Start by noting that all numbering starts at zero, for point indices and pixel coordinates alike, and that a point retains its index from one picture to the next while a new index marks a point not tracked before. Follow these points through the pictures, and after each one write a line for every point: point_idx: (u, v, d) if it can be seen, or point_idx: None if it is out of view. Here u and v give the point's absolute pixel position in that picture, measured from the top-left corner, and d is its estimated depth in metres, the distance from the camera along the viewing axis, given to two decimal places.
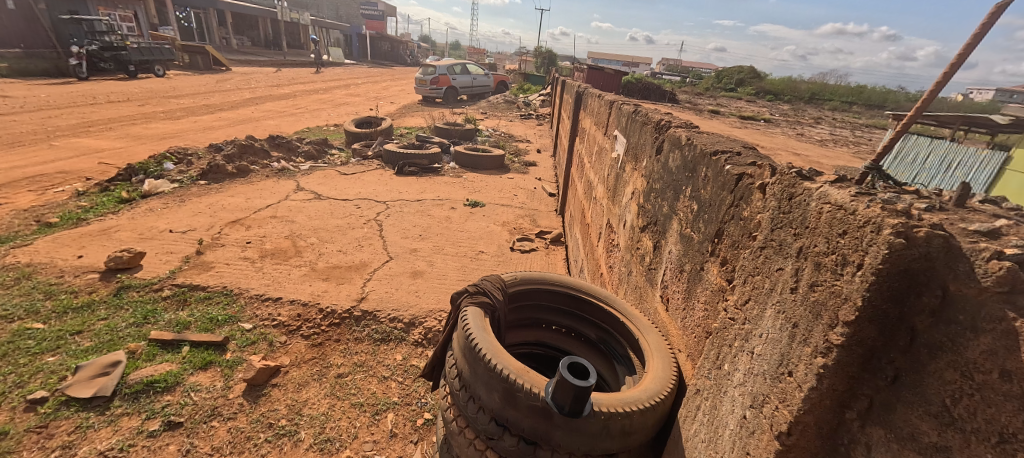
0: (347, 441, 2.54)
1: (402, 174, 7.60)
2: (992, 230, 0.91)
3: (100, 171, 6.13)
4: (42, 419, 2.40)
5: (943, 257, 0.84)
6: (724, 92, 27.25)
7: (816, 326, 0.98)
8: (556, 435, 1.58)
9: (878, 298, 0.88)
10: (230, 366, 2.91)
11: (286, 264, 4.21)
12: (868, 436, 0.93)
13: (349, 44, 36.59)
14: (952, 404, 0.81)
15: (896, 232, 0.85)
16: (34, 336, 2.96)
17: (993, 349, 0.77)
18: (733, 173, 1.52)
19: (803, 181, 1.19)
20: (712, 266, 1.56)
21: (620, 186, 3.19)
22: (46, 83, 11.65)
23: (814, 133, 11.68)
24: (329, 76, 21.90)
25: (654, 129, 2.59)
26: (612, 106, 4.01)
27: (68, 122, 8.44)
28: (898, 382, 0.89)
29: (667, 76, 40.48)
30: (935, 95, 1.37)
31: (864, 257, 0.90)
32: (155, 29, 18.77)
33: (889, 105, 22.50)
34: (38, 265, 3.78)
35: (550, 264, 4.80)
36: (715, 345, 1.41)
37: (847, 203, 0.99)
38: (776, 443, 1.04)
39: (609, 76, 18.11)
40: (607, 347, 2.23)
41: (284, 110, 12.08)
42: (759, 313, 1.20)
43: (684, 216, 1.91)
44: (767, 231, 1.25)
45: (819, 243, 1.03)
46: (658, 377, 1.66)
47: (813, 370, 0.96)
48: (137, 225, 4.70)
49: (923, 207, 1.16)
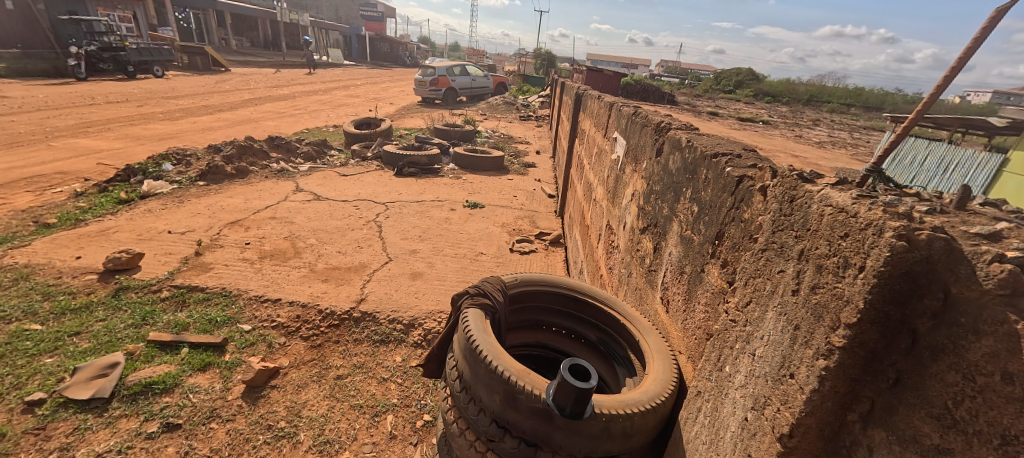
0: (346, 442, 2.53)
1: (401, 175, 7.59)
2: (994, 233, 0.92)
3: (100, 171, 6.14)
4: (40, 420, 2.39)
5: (945, 259, 0.85)
6: (723, 93, 27.36)
7: (818, 327, 0.99)
8: (557, 437, 1.58)
9: (879, 300, 0.88)
10: (230, 367, 2.91)
11: (285, 265, 4.21)
12: (870, 438, 0.93)
13: (349, 45, 36.71)
14: (954, 406, 0.81)
15: (897, 235, 0.85)
16: (33, 337, 2.96)
17: (996, 351, 0.77)
18: (733, 175, 1.52)
19: (804, 183, 1.20)
20: (713, 267, 1.56)
21: (620, 187, 3.20)
22: (45, 83, 11.67)
23: (813, 135, 11.72)
24: (328, 77, 21.96)
25: (653, 132, 2.59)
26: (611, 107, 4.02)
27: (67, 122, 8.44)
28: (900, 384, 0.89)
29: (666, 78, 40.63)
30: (935, 98, 1.37)
31: (865, 259, 0.91)
32: (154, 30, 18.78)
33: (887, 107, 22.58)
34: (37, 265, 3.77)
35: (550, 266, 4.81)
36: (716, 347, 1.42)
37: (848, 206, 1.00)
38: (778, 445, 1.05)
39: (608, 78, 18.21)
40: (607, 349, 2.23)
41: (284, 111, 12.11)
42: (761, 314, 1.20)
43: (684, 218, 1.91)
44: (768, 233, 1.26)
45: (820, 246, 1.04)
46: (659, 378, 1.66)
47: (815, 372, 0.97)
48: (136, 225, 4.71)
49: (925, 209, 1.16)
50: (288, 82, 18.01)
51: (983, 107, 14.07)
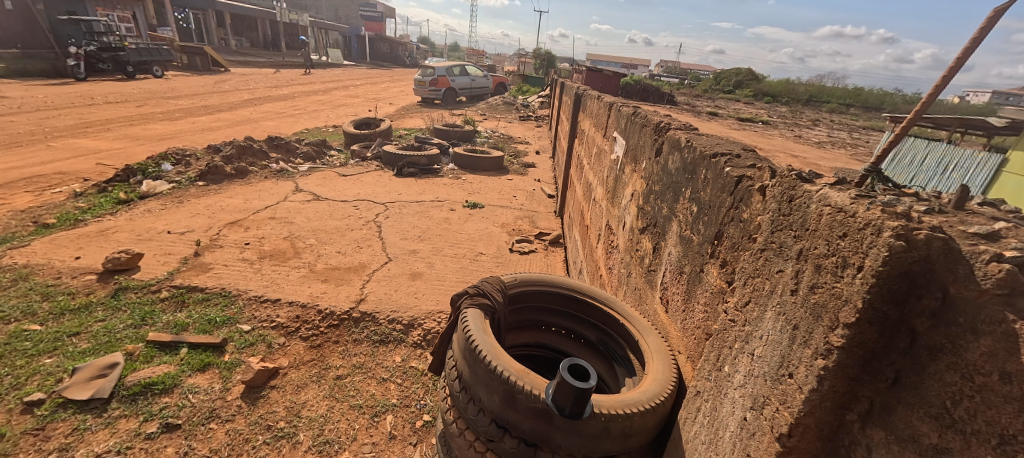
0: (346, 442, 2.53)
1: (401, 175, 7.59)
2: (992, 233, 0.92)
3: (100, 171, 6.14)
4: (39, 420, 2.39)
5: (944, 258, 0.85)
6: (722, 93, 27.39)
7: (817, 327, 0.99)
8: (556, 437, 1.58)
9: (878, 300, 0.88)
10: (229, 368, 2.90)
11: (285, 265, 4.21)
12: (869, 438, 0.93)
13: (349, 45, 36.74)
14: (952, 405, 0.81)
15: (896, 235, 0.85)
16: (32, 337, 2.96)
17: (993, 351, 0.77)
18: (733, 175, 1.52)
19: (803, 183, 1.20)
20: (712, 267, 1.56)
21: (619, 187, 3.20)
22: (45, 83, 11.67)
23: (813, 135, 11.74)
24: (328, 77, 21.97)
25: (653, 132, 2.60)
26: (610, 107, 4.02)
27: (66, 122, 8.44)
28: (899, 383, 0.89)
29: (665, 78, 40.64)
30: (935, 97, 1.37)
31: (864, 259, 0.91)
32: (154, 30, 18.78)
33: (886, 107, 22.60)
34: (36, 266, 3.77)
35: (549, 266, 4.82)
36: (715, 347, 1.42)
37: (848, 206, 1.00)
38: (777, 445, 1.05)
39: (608, 78, 18.22)
40: (607, 349, 2.23)
41: (284, 111, 12.12)
42: (760, 314, 1.20)
43: (684, 218, 1.91)
44: (767, 233, 1.26)
45: (819, 246, 1.04)
46: (659, 378, 1.66)
47: (813, 372, 0.97)
48: (136, 226, 4.70)
49: (923, 209, 1.16)
50: (287, 82, 18.01)
51: (982, 107, 14.08)
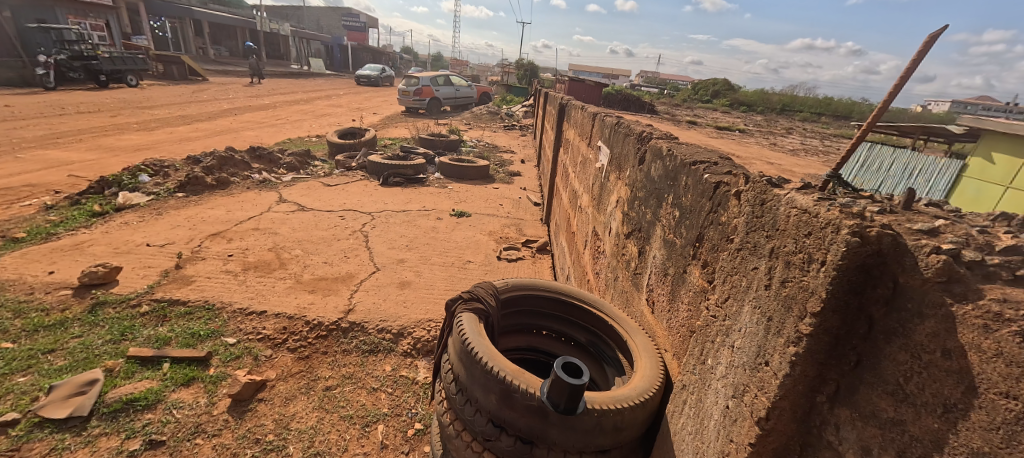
0: (337, 452, 2.56)
1: (387, 185, 7.62)
2: (932, 229, 1.04)
3: (71, 184, 5.98)
4: (13, 441, 2.34)
5: (893, 252, 0.96)
6: (702, 103, 28.08)
7: (788, 318, 1.09)
8: (552, 433, 1.65)
9: (839, 291, 0.99)
10: (214, 382, 2.89)
11: (269, 277, 4.18)
12: (836, 417, 1.04)
13: (331, 56, 36.71)
14: (904, 381, 0.90)
15: (853, 232, 0.96)
16: (4, 355, 2.89)
17: (936, 331, 0.87)
18: (710, 181, 1.63)
19: (773, 188, 1.31)
20: (694, 268, 1.67)
21: (605, 194, 3.30)
22: (12, 93, 11.33)
23: (787, 142, 12.20)
24: (309, 87, 21.82)
25: (636, 141, 2.72)
26: (594, 118, 4.16)
27: (35, 133, 8.22)
28: (860, 366, 1.00)
29: (647, 88, 41.09)
30: (888, 105, 1.50)
31: (826, 254, 1.01)
32: (127, 39, 18.41)
33: (855, 116, 23.34)
34: (7, 281, 3.68)
35: (536, 273, 4.91)
36: (698, 342, 1.52)
37: (811, 207, 1.11)
38: (756, 428, 1.13)
39: (589, 88, 18.62)
40: (596, 350, 2.33)
41: (264, 121, 12.03)
42: (737, 309, 1.31)
43: (667, 222, 2.02)
44: (744, 234, 1.36)
45: (788, 244, 1.15)
46: (647, 375, 1.74)
47: (786, 358, 1.07)
48: (113, 239, 4.61)
49: (876, 209, 1.29)
50: (268, 92, 17.78)
51: (943, 116, 14.78)
